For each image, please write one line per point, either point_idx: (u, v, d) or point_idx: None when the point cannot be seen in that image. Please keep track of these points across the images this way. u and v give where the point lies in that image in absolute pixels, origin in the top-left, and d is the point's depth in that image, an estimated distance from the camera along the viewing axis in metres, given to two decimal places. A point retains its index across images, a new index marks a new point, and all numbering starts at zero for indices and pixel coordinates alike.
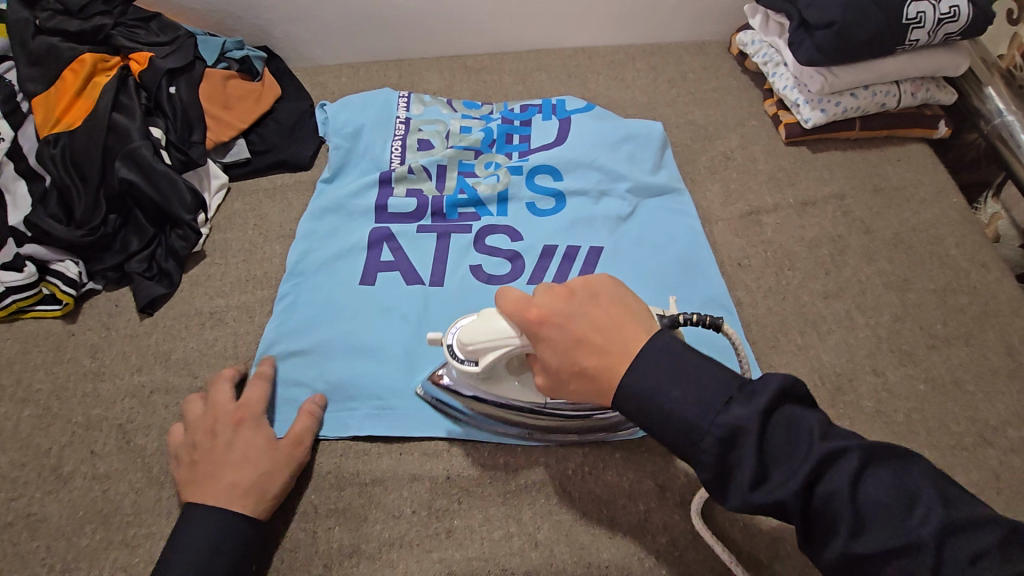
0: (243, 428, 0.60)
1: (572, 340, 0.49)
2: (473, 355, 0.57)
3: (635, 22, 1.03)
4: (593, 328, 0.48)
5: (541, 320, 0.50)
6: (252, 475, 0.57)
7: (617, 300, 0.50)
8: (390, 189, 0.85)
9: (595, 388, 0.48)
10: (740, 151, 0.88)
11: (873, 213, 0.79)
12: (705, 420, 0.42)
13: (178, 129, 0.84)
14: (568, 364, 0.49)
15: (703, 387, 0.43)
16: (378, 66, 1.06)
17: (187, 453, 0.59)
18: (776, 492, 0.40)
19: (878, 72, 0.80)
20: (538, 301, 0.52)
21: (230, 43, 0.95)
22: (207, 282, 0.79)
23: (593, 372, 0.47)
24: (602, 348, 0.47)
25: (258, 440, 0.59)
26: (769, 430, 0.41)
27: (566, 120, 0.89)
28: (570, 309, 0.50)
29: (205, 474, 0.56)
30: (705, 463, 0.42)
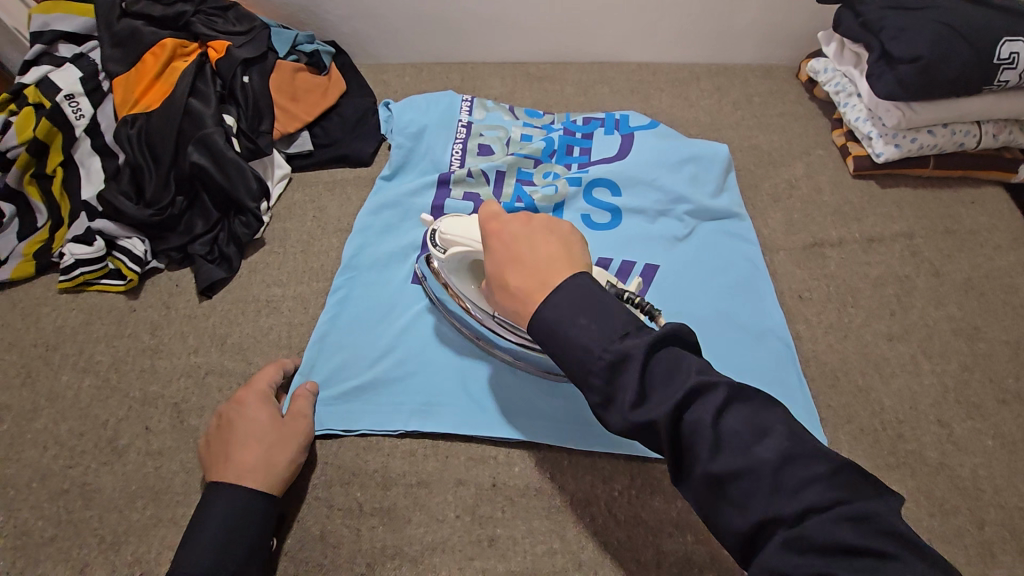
0: (251, 409, 0.61)
1: (511, 256, 0.49)
2: (444, 244, 0.61)
3: (703, 40, 1.02)
4: (533, 252, 0.48)
5: (495, 234, 0.52)
6: (258, 449, 0.57)
7: (568, 241, 0.49)
8: (448, 190, 0.85)
9: (515, 307, 0.48)
10: (804, 180, 0.86)
11: (943, 256, 0.76)
12: (596, 346, 0.42)
13: (248, 118, 0.86)
14: (500, 278, 0.49)
15: (604, 318, 0.42)
16: (441, 68, 1.07)
17: (208, 436, 0.60)
18: (650, 413, 0.39)
19: (960, 111, 0.78)
20: (502, 218, 0.52)
21: (302, 37, 0.97)
22: (265, 270, 0.81)
23: (515, 290, 0.47)
24: (528, 270, 0.47)
25: (261, 419, 0.60)
26: (653, 359, 0.41)
27: (628, 136, 0.88)
28: (522, 231, 0.50)
29: (217, 455, 0.57)
30: (593, 387, 0.42)
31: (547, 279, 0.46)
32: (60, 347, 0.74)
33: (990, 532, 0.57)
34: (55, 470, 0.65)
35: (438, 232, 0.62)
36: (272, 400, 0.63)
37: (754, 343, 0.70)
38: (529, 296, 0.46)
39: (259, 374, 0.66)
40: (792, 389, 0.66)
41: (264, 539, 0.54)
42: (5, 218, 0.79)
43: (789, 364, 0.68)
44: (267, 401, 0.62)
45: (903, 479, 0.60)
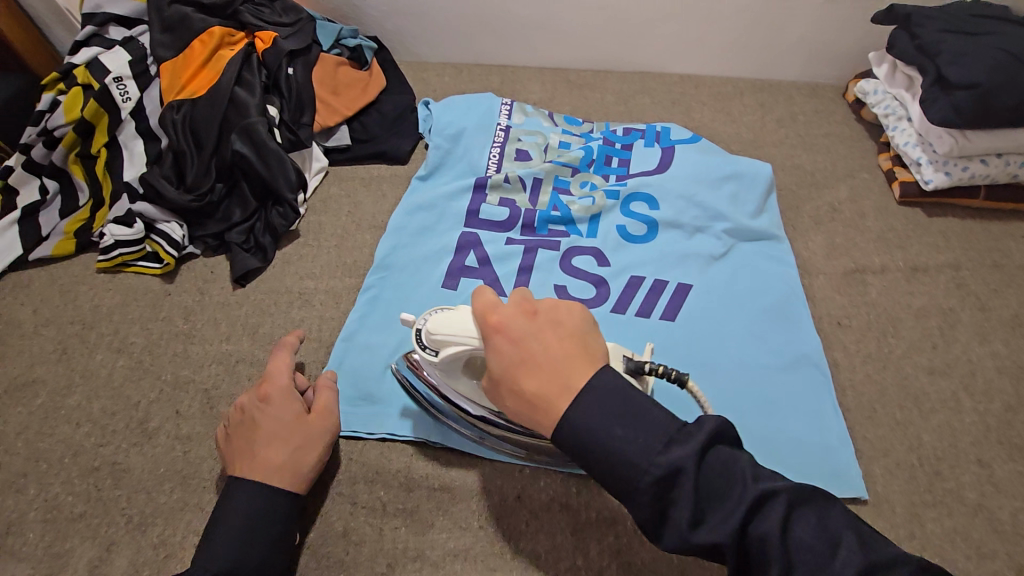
0: (268, 407, 0.57)
1: (521, 358, 0.45)
2: (436, 345, 0.55)
3: (749, 55, 1.00)
4: (547, 349, 0.44)
5: (498, 330, 0.47)
6: (283, 451, 0.55)
7: (577, 329, 0.46)
8: (484, 195, 0.85)
9: (533, 415, 0.44)
10: (848, 204, 0.84)
11: (990, 290, 0.74)
12: (643, 461, 0.39)
13: (291, 109, 0.87)
14: (511, 381, 0.45)
15: (645, 426, 0.41)
16: (481, 69, 1.06)
17: (228, 427, 0.58)
18: (714, 533, 0.38)
19: (1016, 142, 0.76)
20: (499, 311, 0.48)
21: (346, 31, 0.98)
22: (299, 262, 0.81)
23: (534, 396, 0.43)
24: (546, 374, 0.43)
25: (284, 415, 0.57)
26: (706, 468, 0.40)
27: (669, 149, 0.87)
28: (528, 327, 0.46)
29: (239, 454, 0.55)
30: (641, 503, 0.40)
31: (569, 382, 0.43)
32: (96, 326, 0.75)
33: None
34: (86, 448, 0.66)
35: (426, 331, 0.55)
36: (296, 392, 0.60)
37: (788, 369, 0.68)
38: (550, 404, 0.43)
39: (274, 360, 0.62)
40: (825, 418, 0.65)
41: (286, 533, 0.53)
42: (49, 195, 0.81)
43: (824, 393, 0.66)
44: (291, 395, 0.59)
45: (939, 518, 0.59)
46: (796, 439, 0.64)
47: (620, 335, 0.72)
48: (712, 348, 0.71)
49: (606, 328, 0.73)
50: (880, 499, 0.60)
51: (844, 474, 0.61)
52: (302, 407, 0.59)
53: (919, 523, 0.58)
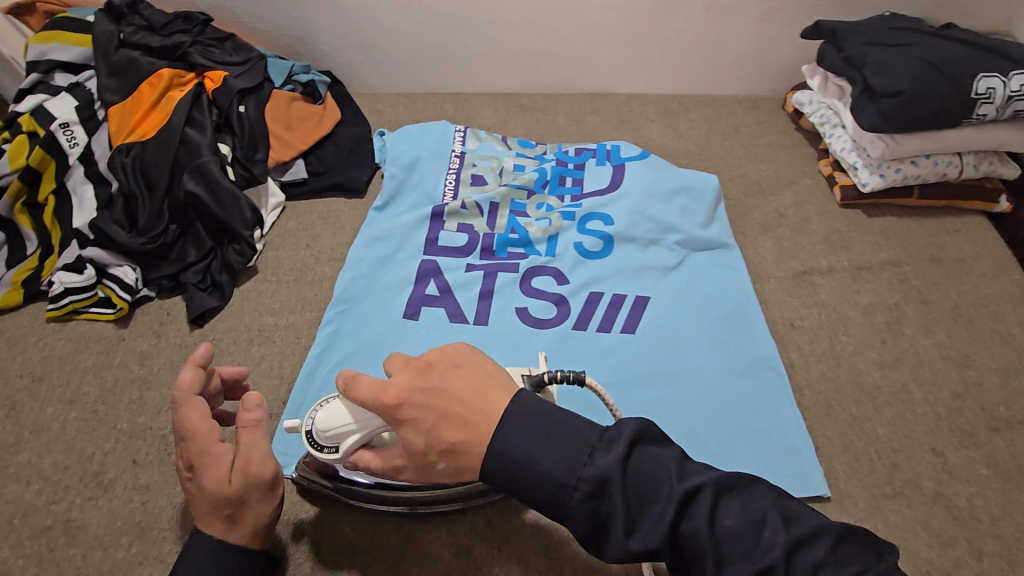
0: (195, 469, 0.51)
1: (433, 415, 0.42)
2: (334, 442, 0.53)
3: (691, 73, 1.05)
4: (453, 397, 0.43)
5: (396, 404, 0.43)
6: (220, 513, 0.50)
7: (474, 364, 0.45)
8: (442, 223, 0.86)
9: (467, 466, 0.42)
10: (792, 210, 0.88)
11: (930, 283, 0.78)
12: (567, 475, 0.39)
13: (244, 146, 0.87)
14: (431, 446, 0.43)
15: (566, 441, 0.40)
16: (434, 98, 1.08)
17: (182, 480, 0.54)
18: (648, 538, 0.38)
19: (942, 143, 0.80)
20: (389, 380, 0.44)
21: (298, 67, 0.98)
22: (258, 298, 0.80)
23: (461, 447, 0.42)
24: (462, 421, 0.42)
25: (209, 493, 0.50)
26: (632, 473, 0.39)
27: (620, 167, 0.89)
28: (425, 384, 0.43)
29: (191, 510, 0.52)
30: (577, 521, 0.39)
31: (485, 416, 0.42)
32: (46, 378, 0.73)
33: (988, 563, 0.56)
34: (37, 506, 0.63)
35: (318, 433, 0.53)
36: (221, 448, 0.52)
37: (746, 374, 0.70)
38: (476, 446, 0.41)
39: (183, 410, 0.52)
40: (785, 419, 0.66)
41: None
42: None
43: (782, 396, 0.68)
44: (213, 456, 0.51)
45: (900, 510, 0.59)
46: (758, 441, 0.65)
47: (581, 351, 0.73)
48: (672, 356, 0.72)
49: (569, 346, 0.74)
50: (842, 496, 0.61)
51: (806, 474, 0.62)
52: (228, 471, 0.51)
53: (882, 517, 0.59)
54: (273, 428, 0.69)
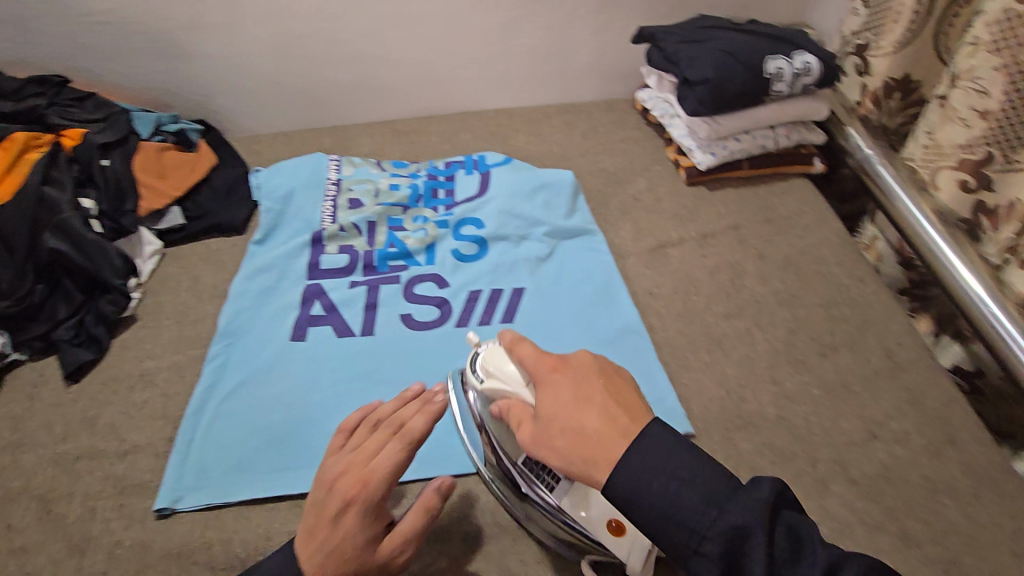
0: (353, 508, 0.54)
1: (581, 398, 0.47)
2: (484, 374, 0.58)
3: (548, 84, 1.14)
4: (605, 392, 0.47)
5: (557, 369, 0.50)
6: (351, 564, 0.52)
7: (630, 384, 0.50)
8: (322, 247, 0.89)
9: (585, 454, 0.45)
10: (646, 193, 0.97)
11: (764, 241, 0.88)
12: (708, 500, 0.41)
13: (109, 199, 0.87)
14: (562, 419, 0.47)
15: (709, 482, 0.42)
16: (312, 133, 1.12)
17: (316, 497, 0.56)
18: None
19: (755, 120, 0.92)
20: (562, 358, 0.51)
21: (165, 118, 0.99)
22: (138, 346, 0.80)
23: (593, 434, 0.45)
24: (605, 412, 0.46)
25: (358, 536, 0.53)
26: (773, 529, 0.40)
27: (486, 174, 0.96)
28: (588, 369, 0.49)
29: (315, 536, 0.54)
30: (709, 557, 0.40)
31: (631, 429, 0.45)
32: None
33: (822, 467, 0.63)
34: None
35: (481, 360, 0.59)
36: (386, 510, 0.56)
37: (614, 342, 0.77)
38: (612, 453, 0.44)
39: (386, 451, 0.57)
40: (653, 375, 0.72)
41: None
42: None
43: (645, 354, 0.75)
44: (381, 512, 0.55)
45: (749, 437, 0.66)
46: None
47: (463, 347, 0.78)
48: (547, 334, 0.78)
49: (452, 343, 0.79)
50: (700, 432, 0.67)
51: (672, 414, 0.68)
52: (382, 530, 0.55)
53: (733, 446, 0.66)
54: (161, 468, 0.69)
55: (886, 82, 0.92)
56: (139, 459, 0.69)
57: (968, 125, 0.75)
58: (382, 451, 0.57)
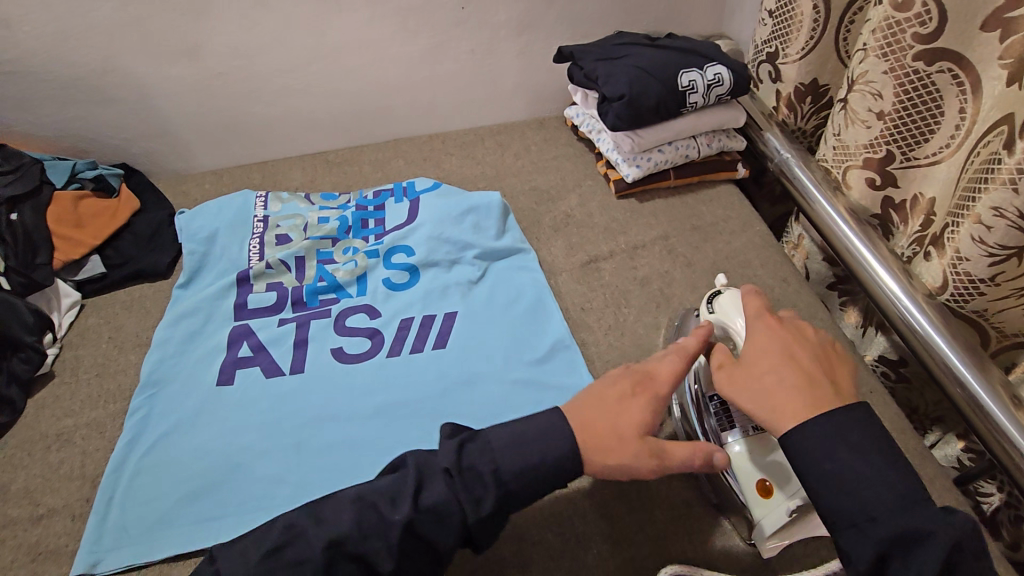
0: (642, 395, 0.56)
1: (786, 357, 0.55)
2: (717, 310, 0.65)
3: (479, 108, 1.15)
4: (809, 363, 0.55)
5: (773, 329, 0.58)
6: (619, 437, 0.54)
7: (836, 369, 0.57)
8: (250, 286, 0.87)
9: (778, 401, 0.53)
10: (578, 209, 0.98)
11: (692, 248, 0.90)
12: (898, 497, 0.46)
13: (20, 253, 0.83)
14: (766, 367, 0.55)
15: (902, 490, 0.47)
16: (242, 170, 1.10)
17: (606, 377, 0.59)
18: None
19: (676, 130, 0.94)
20: (780, 322, 0.59)
21: (82, 164, 0.96)
22: (54, 404, 0.77)
23: (793, 388, 0.53)
24: (808, 376, 0.54)
25: (642, 419, 0.55)
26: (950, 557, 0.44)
27: (416, 200, 0.95)
28: (800, 341, 0.57)
29: (595, 404, 0.56)
30: (869, 540, 0.46)
31: (831, 398, 0.52)
32: None
33: None
34: None
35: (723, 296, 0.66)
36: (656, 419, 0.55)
37: (546, 359, 0.77)
38: (804, 411, 0.51)
39: (678, 362, 0.59)
40: None
41: None
42: None
43: (576, 369, 0.75)
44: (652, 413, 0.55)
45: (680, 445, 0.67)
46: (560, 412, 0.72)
47: (396, 377, 0.77)
48: (479, 357, 0.78)
49: (385, 375, 0.77)
50: None
51: None
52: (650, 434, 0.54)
53: None
54: (78, 531, 0.66)
55: (796, 88, 0.95)
56: (54, 523, 0.66)
57: (868, 125, 0.78)
58: (673, 365, 0.59)
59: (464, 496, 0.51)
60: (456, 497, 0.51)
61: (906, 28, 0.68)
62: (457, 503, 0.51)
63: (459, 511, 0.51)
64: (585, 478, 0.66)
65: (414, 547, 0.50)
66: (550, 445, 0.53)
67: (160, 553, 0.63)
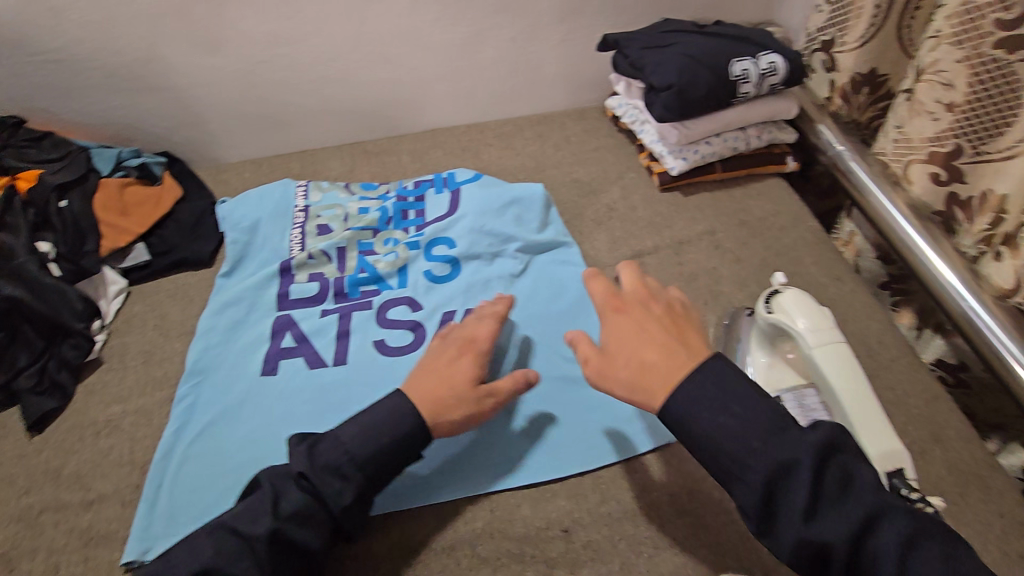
0: (467, 355, 0.65)
1: (639, 334, 0.53)
2: (775, 309, 0.62)
3: (517, 98, 1.13)
4: (659, 331, 0.54)
5: (619, 308, 0.57)
6: (445, 391, 0.61)
7: (688, 324, 0.56)
8: (292, 277, 0.87)
9: (646, 384, 0.51)
10: (620, 202, 0.96)
11: (740, 244, 0.87)
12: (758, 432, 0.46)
13: (69, 240, 0.84)
14: (627, 350, 0.53)
15: (759, 420, 0.47)
16: (281, 159, 1.10)
17: (431, 352, 0.66)
18: (826, 532, 0.43)
19: (724, 122, 0.91)
20: (621, 298, 0.58)
21: (127, 153, 0.98)
22: (103, 390, 0.78)
23: (656, 362, 0.51)
24: (662, 345, 0.52)
25: (469, 374, 0.62)
26: (823, 477, 0.44)
27: (456, 191, 0.94)
28: (648, 311, 0.56)
29: (424, 376, 0.63)
30: (749, 486, 0.45)
31: (689, 358, 0.51)
32: None
33: None
34: None
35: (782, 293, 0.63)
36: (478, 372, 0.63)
37: None
38: (671, 381, 0.50)
39: (489, 330, 0.68)
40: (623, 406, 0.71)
41: None
42: None
43: None
44: (471, 368, 0.63)
45: None
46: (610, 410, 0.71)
47: None
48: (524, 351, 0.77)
49: None
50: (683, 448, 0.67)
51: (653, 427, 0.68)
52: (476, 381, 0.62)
53: None
54: (128, 516, 0.66)
55: (853, 78, 0.91)
56: (105, 509, 0.67)
57: (935, 117, 0.74)
58: (490, 330, 0.68)
59: (324, 493, 0.54)
60: (315, 498, 0.54)
61: (987, 13, 0.65)
62: (320, 503, 0.55)
63: (323, 508, 0.55)
64: (637, 480, 0.65)
65: (284, 551, 0.53)
66: (403, 428, 0.57)
67: None
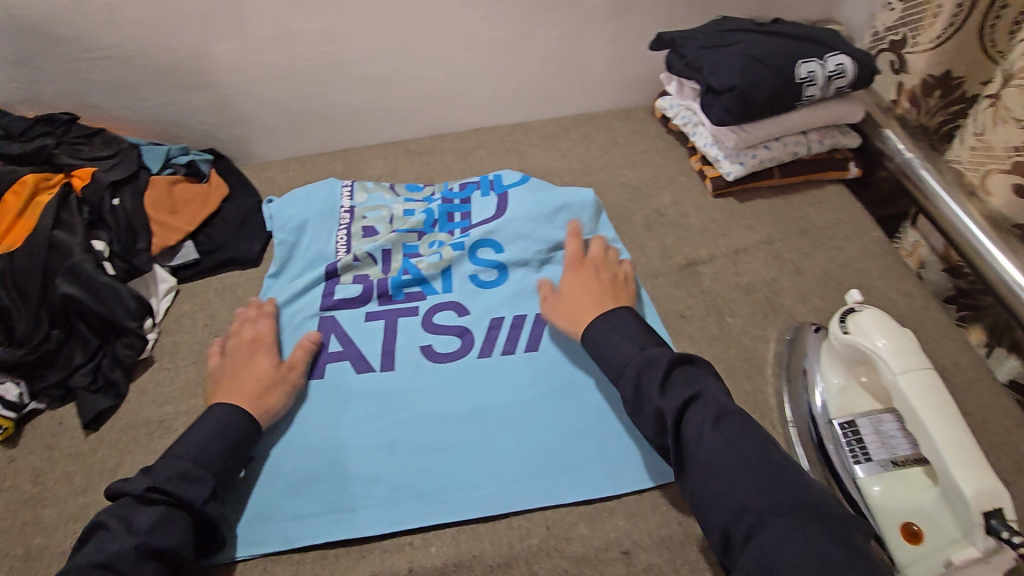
0: (255, 351, 0.74)
1: (586, 285, 0.75)
2: (854, 332, 0.62)
3: (563, 97, 1.10)
4: (600, 285, 0.74)
5: (582, 266, 0.78)
6: (254, 385, 0.70)
7: (621, 287, 0.75)
8: (337, 279, 0.86)
9: (576, 314, 0.72)
10: (672, 207, 0.93)
11: (801, 254, 0.83)
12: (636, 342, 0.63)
13: (122, 239, 0.84)
14: (573, 293, 0.74)
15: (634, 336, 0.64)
16: (324, 157, 1.09)
17: (220, 359, 0.74)
18: (664, 405, 0.56)
19: (785, 126, 0.87)
20: (586, 261, 0.79)
21: (176, 150, 0.98)
22: (155, 390, 0.78)
23: (590, 300, 0.72)
24: (598, 293, 0.73)
25: (267, 366, 0.72)
26: (674, 373, 0.59)
27: (504, 194, 0.92)
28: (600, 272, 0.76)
29: (229, 385, 0.70)
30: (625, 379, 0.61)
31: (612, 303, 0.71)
32: None
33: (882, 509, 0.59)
34: None
35: (860, 314, 0.63)
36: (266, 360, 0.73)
37: None
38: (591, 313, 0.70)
39: (263, 328, 0.77)
40: None
41: None
42: None
43: None
44: (262, 359, 0.73)
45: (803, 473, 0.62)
46: None
47: (490, 379, 0.75)
48: (576, 362, 0.75)
49: (478, 377, 0.75)
50: None
51: None
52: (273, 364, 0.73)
53: None
54: None
55: (924, 80, 0.86)
56: None
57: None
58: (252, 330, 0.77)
59: (182, 497, 0.58)
60: (171, 508, 0.58)
61: None
62: (179, 508, 0.58)
63: (183, 517, 0.58)
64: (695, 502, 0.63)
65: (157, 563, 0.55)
66: (228, 432, 0.64)
67: (263, 546, 0.63)
